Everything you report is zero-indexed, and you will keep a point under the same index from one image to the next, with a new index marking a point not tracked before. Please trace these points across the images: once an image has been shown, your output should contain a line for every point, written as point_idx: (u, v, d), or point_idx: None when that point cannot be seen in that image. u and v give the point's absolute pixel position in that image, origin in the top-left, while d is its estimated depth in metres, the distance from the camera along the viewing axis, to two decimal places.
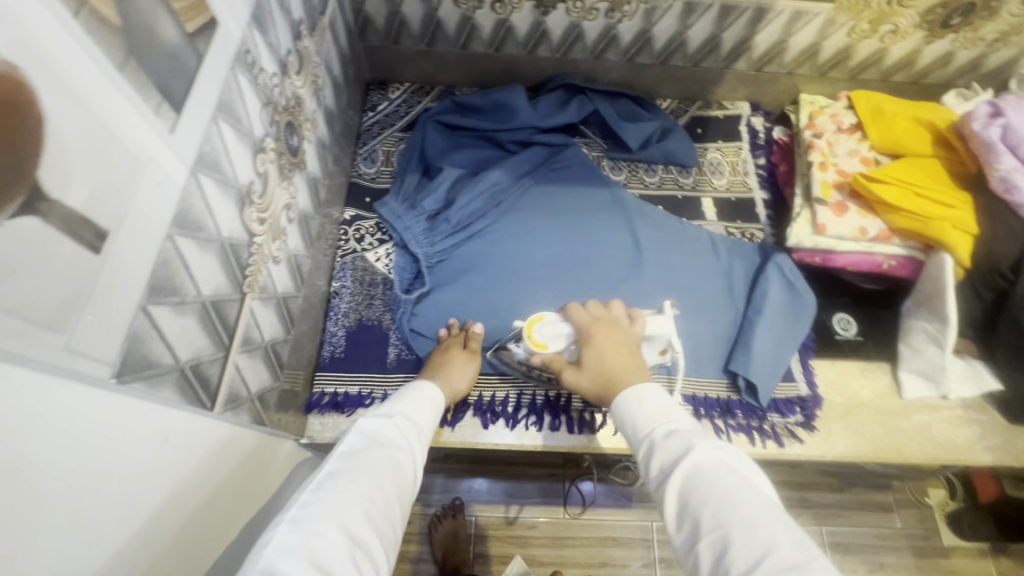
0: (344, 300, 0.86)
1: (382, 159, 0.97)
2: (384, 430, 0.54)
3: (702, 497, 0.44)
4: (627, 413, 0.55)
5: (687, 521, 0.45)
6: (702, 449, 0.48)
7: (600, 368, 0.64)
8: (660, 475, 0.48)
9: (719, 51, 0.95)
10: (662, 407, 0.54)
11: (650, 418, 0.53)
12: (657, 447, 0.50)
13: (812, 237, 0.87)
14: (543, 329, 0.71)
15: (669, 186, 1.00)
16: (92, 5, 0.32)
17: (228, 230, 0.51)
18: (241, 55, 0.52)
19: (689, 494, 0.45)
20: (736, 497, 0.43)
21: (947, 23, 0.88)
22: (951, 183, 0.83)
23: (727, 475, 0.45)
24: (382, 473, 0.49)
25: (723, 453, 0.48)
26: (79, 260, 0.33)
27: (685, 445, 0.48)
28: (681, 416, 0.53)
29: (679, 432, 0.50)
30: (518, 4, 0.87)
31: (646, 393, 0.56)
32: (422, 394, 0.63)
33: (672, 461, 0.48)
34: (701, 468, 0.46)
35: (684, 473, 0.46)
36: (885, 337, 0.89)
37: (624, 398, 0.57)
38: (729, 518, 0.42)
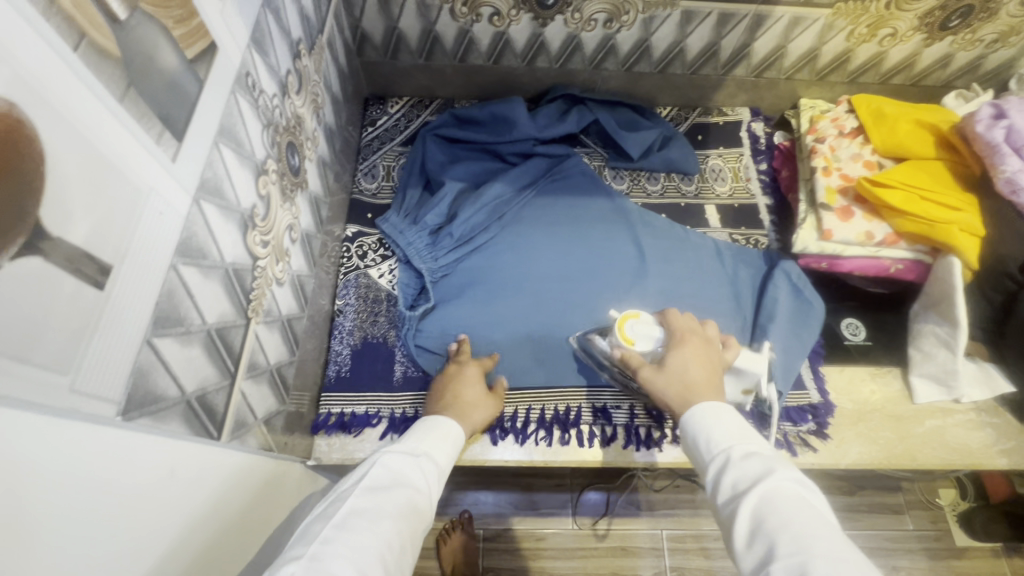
0: (349, 318, 0.85)
1: (383, 174, 0.97)
2: (406, 468, 0.54)
3: (781, 520, 0.42)
4: (698, 429, 0.53)
5: (758, 545, 0.42)
6: (782, 475, 0.45)
7: (676, 374, 0.59)
8: (733, 489, 0.47)
9: (718, 58, 0.95)
10: (737, 427, 0.52)
11: (727, 435, 0.51)
12: (732, 464, 0.48)
13: (818, 243, 0.86)
14: (636, 329, 0.66)
15: (672, 194, 1.00)
16: (92, 37, 0.32)
17: (232, 255, 0.51)
18: (241, 78, 0.51)
19: (766, 517, 0.43)
20: (819, 530, 0.41)
21: (945, 25, 0.87)
22: (955, 185, 0.82)
23: (809, 508, 0.43)
24: (401, 515, 0.49)
25: (802, 487, 0.45)
26: (83, 297, 0.32)
27: (765, 467, 0.47)
28: (756, 441, 0.50)
29: (759, 456, 0.48)
30: (516, 17, 0.86)
31: (720, 411, 0.53)
32: (436, 431, 0.62)
33: (750, 481, 0.46)
34: (779, 493, 0.44)
35: (760, 493, 0.44)
36: (894, 342, 0.89)
37: (698, 411, 0.54)
38: (813, 547, 0.39)
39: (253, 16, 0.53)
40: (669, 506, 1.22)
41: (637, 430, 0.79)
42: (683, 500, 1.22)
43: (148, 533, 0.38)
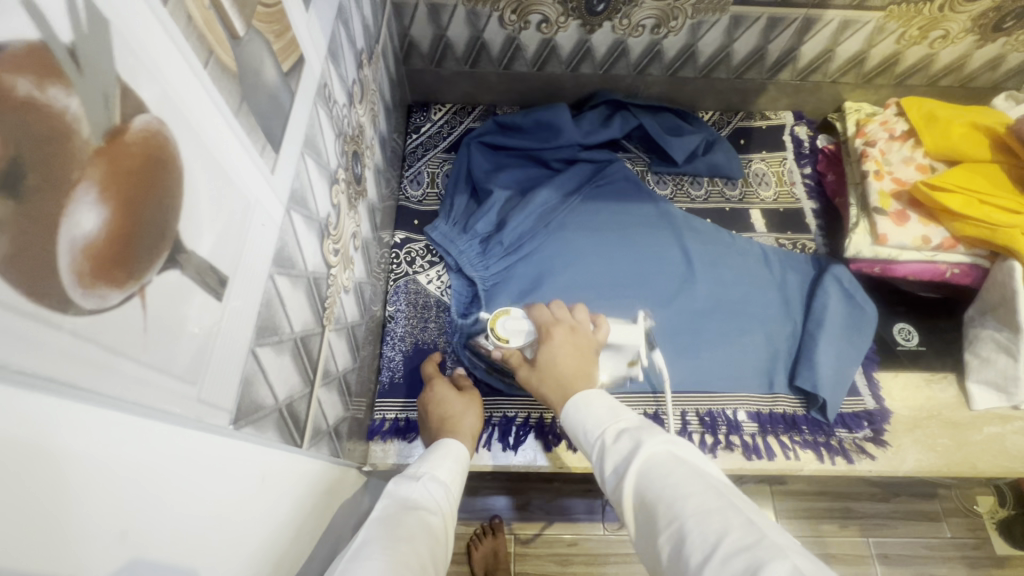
0: (400, 324, 0.86)
1: (428, 181, 0.98)
2: (414, 493, 0.55)
3: (655, 493, 0.44)
4: (577, 422, 0.55)
5: (647, 522, 0.44)
6: (651, 444, 0.47)
7: (546, 366, 0.63)
8: (615, 475, 0.48)
9: (765, 61, 0.94)
10: (609, 407, 0.54)
11: (600, 421, 0.53)
12: (607, 451, 0.49)
13: (872, 247, 0.85)
14: (508, 324, 0.72)
15: (716, 199, 1.00)
16: (217, 54, 0.32)
17: (312, 265, 0.51)
18: (321, 89, 0.52)
19: (645, 491, 0.44)
20: (685, 488, 0.42)
21: (999, 27, 0.87)
22: (1013, 188, 0.81)
23: (678, 468, 0.44)
24: (416, 537, 0.48)
25: (672, 445, 0.47)
26: (209, 309, 0.33)
27: (632, 443, 0.48)
28: (627, 415, 0.52)
29: (628, 431, 0.50)
30: (564, 24, 0.87)
31: (596, 397, 0.56)
32: (443, 452, 0.63)
33: (624, 460, 0.47)
34: (650, 463, 0.45)
35: (636, 471, 0.46)
36: (948, 346, 0.88)
37: (573, 404, 0.56)
38: (682, 509, 0.41)
39: (330, 28, 0.54)
40: None
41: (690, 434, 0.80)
42: None
43: (243, 542, 0.38)
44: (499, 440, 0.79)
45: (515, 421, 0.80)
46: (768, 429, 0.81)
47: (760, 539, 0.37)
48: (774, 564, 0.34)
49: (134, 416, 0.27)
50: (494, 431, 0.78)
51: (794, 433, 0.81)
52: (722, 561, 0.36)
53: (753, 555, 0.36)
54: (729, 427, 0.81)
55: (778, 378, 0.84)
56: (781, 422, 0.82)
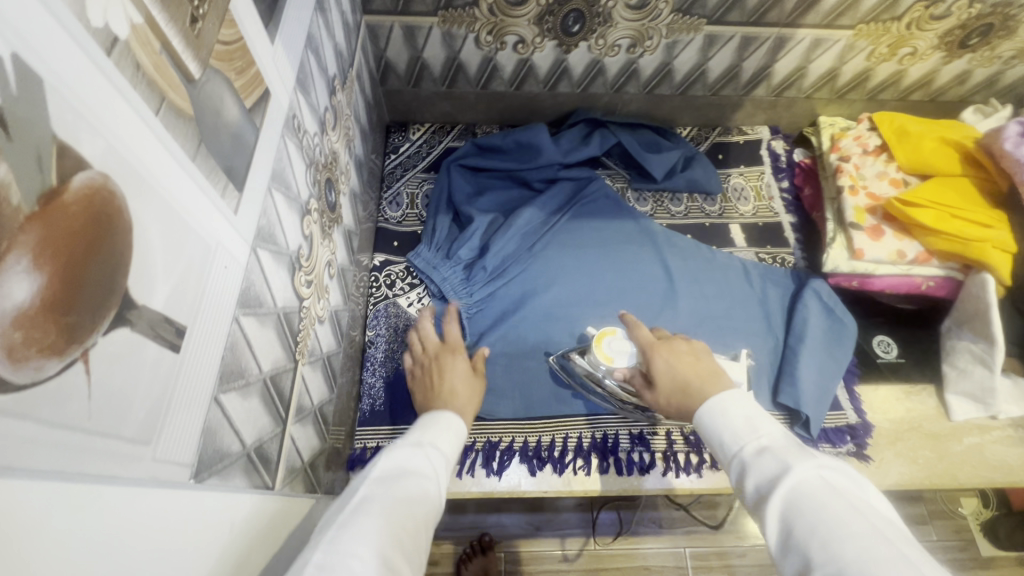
0: (380, 350, 0.84)
1: (407, 202, 0.97)
2: (415, 458, 0.53)
3: (810, 524, 0.39)
4: (714, 429, 0.51)
5: (793, 557, 0.39)
6: (802, 470, 0.42)
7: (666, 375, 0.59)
8: (758, 494, 0.43)
9: (740, 78, 0.95)
10: (748, 418, 0.49)
11: (738, 431, 0.48)
12: (750, 466, 0.45)
13: (849, 262, 0.86)
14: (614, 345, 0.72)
15: (696, 214, 1.00)
16: (170, 98, 0.31)
17: (283, 300, 0.50)
18: (289, 121, 0.51)
19: (794, 521, 0.40)
20: (849, 526, 0.37)
21: (964, 44, 0.88)
22: (983, 201, 0.82)
23: (836, 501, 0.39)
24: (414, 499, 0.47)
25: (827, 475, 0.42)
26: (163, 361, 0.31)
27: (780, 464, 0.43)
28: (771, 431, 0.48)
29: (772, 450, 0.45)
30: (541, 44, 0.87)
31: (730, 400, 0.51)
32: (441, 423, 0.62)
33: (770, 483, 0.43)
34: (799, 492, 0.41)
35: (784, 496, 0.41)
36: (928, 358, 0.88)
37: (707, 410, 0.52)
38: (843, 548, 0.36)
39: (298, 59, 0.54)
40: (693, 522, 1.20)
41: (676, 455, 0.78)
42: (704, 515, 1.20)
43: None
44: (483, 466, 0.77)
45: (499, 445, 0.79)
46: None
47: None
48: None
49: (85, 482, 0.25)
50: (478, 455, 0.77)
51: None
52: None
53: None
54: None
55: (762, 395, 0.84)
56: None
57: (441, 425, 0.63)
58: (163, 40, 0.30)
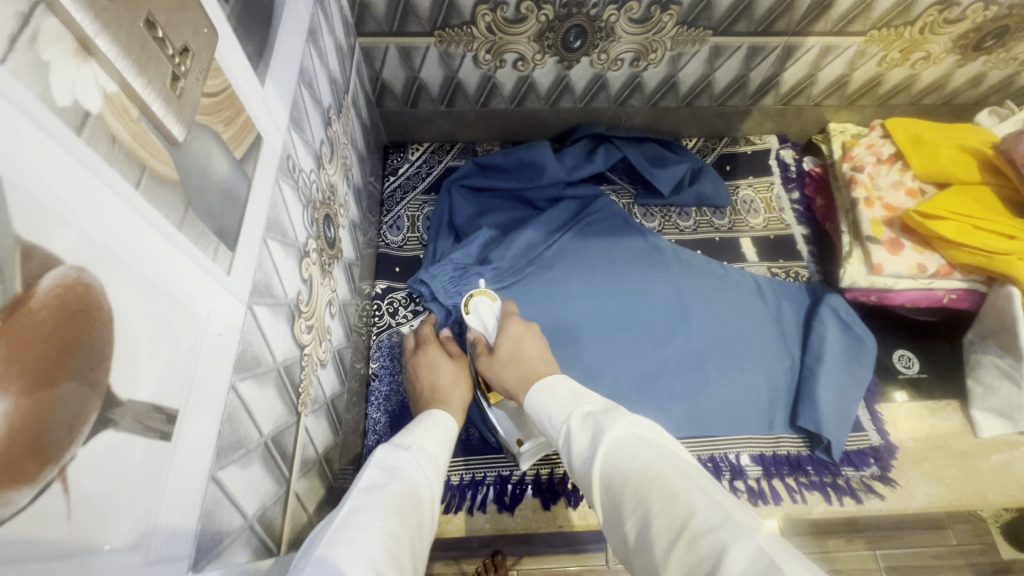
0: (384, 382, 0.82)
1: (408, 225, 0.94)
2: (402, 463, 0.50)
3: (624, 477, 0.42)
4: (543, 409, 0.54)
5: (614, 505, 0.42)
6: (613, 428, 0.45)
7: (512, 357, 0.65)
8: (581, 461, 0.47)
9: (747, 88, 0.92)
10: (569, 394, 0.54)
11: (563, 405, 0.52)
12: (573, 437, 0.48)
13: (867, 278, 0.83)
14: (479, 308, 0.75)
15: (705, 229, 0.97)
16: (152, 166, 0.29)
17: (282, 353, 0.47)
18: (283, 162, 0.49)
19: (610, 476, 0.43)
20: (653, 469, 0.41)
21: (979, 46, 0.86)
22: (1005, 210, 0.79)
23: (644, 449, 0.43)
24: (405, 508, 0.44)
25: (637, 426, 0.46)
26: (154, 454, 0.29)
27: (597, 427, 0.47)
28: (590, 400, 0.51)
29: (590, 415, 0.49)
30: (541, 60, 0.84)
31: (554, 384, 0.56)
32: (433, 424, 0.60)
33: (589, 447, 0.46)
34: (615, 449, 0.44)
35: (601, 456, 0.45)
36: (950, 372, 0.86)
37: (536, 392, 0.56)
38: (647, 492, 0.39)
39: (291, 96, 0.51)
40: None
41: None
42: None
43: None
44: (494, 501, 0.75)
45: (510, 479, 0.76)
46: (772, 471, 0.78)
47: (725, 519, 0.35)
48: (738, 547, 0.33)
49: None
50: (489, 491, 0.74)
51: (799, 475, 0.78)
52: (688, 545, 0.35)
53: (718, 537, 0.34)
54: (733, 472, 0.78)
55: (779, 418, 0.81)
56: (785, 463, 0.79)
57: (430, 424, 0.61)
58: (142, 105, 0.28)
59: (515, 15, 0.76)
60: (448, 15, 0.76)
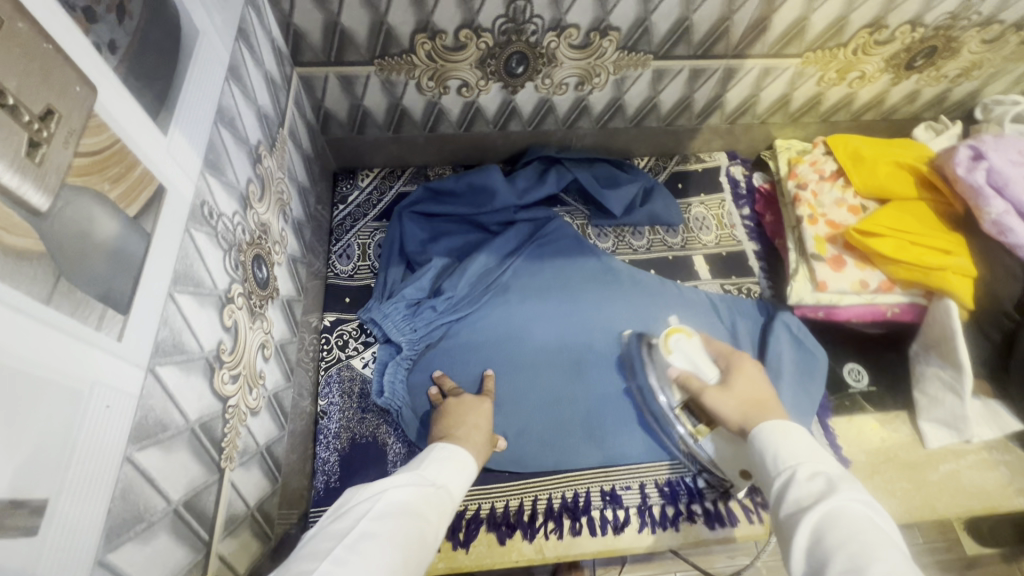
0: (333, 420, 0.79)
1: (358, 254, 0.92)
2: (418, 494, 0.55)
3: (840, 538, 0.42)
4: (769, 447, 0.56)
5: (815, 559, 0.43)
6: (847, 494, 0.46)
7: (742, 392, 0.66)
8: (796, 507, 0.48)
9: (693, 109, 0.93)
10: (804, 448, 0.54)
11: (794, 456, 0.53)
12: (798, 483, 0.50)
13: (813, 294, 0.83)
14: (684, 349, 0.74)
15: (658, 248, 0.98)
16: (4, 244, 0.27)
17: (198, 411, 0.45)
18: (196, 210, 0.47)
19: (826, 533, 0.44)
20: (878, 550, 0.40)
21: (911, 65, 0.88)
22: (942, 225, 0.82)
23: (873, 529, 0.43)
24: (412, 542, 0.49)
25: (869, 509, 0.45)
26: (12, 554, 0.27)
27: (830, 487, 0.48)
28: (829, 464, 0.52)
29: (824, 474, 0.50)
30: (485, 86, 0.83)
31: (788, 428, 0.56)
32: (456, 457, 0.63)
33: (813, 497, 0.48)
34: (840, 513, 0.45)
35: (821, 512, 0.46)
36: (897, 384, 0.88)
37: (767, 429, 0.57)
38: (872, 563, 0.39)
39: (205, 139, 0.49)
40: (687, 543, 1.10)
41: (651, 509, 0.75)
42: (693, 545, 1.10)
43: None
44: (448, 538, 0.73)
45: (465, 513, 0.74)
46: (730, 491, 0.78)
47: None
48: None
49: None
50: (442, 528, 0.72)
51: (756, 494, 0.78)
52: None
53: None
54: (690, 496, 0.76)
55: None
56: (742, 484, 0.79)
57: (456, 458, 0.64)
58: None
59: (454, 43, 0.76)
60: (386, 44, 0.74)
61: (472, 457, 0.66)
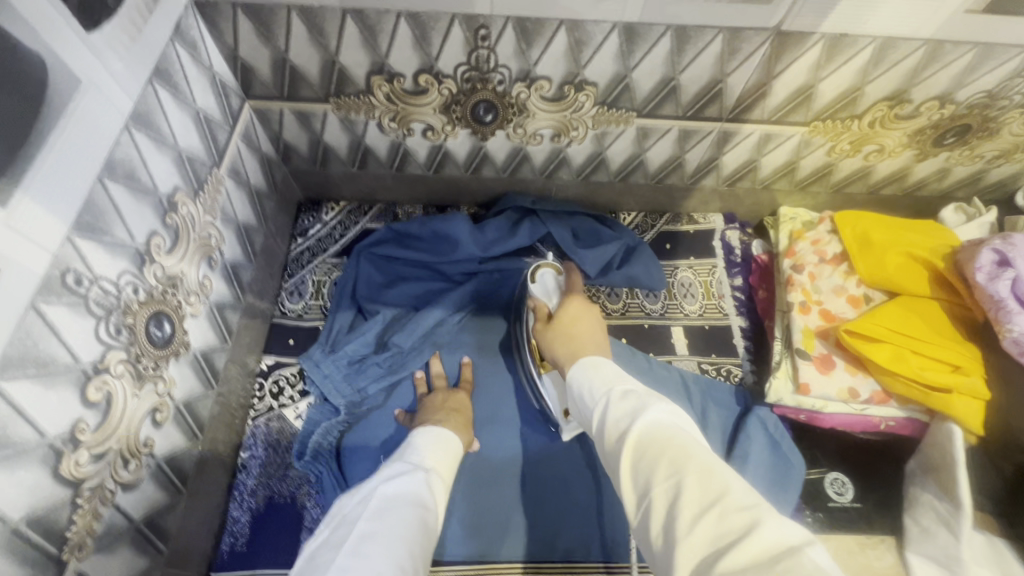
0: (253, 474, 0.74)
1: (311, 292, 0.87)
2: (409, 489, 0.55)
3: (657, 450, 0.40)
4: (585, 384, 0.52)
5: (637, 476, 0.40)
6: (656, 407, 0.44)
7: (568, 327, 0.63)
8: (615, 432, 0.44)
9: (683, 169, 0.85)
10: (615, 374, 0.51)
11: (605, 383, 0.50)
12: (612, 407, 0.47)
13: (794, 396, 0.75)
14: (545, 281, 0.74)
15: (634, 313, 0.89)
16: None
17: (25, 507, 0.41)
18: (54, 282, 0.42)
19: (641, 450, 0.41)
20: (686, 451, 0.39)
21: (939, 142, 0.77)
22: (955, 332, 0.70)
23: (681, 433, 0.41)
24: (415, 534, 0.49)
25: (676, 416, 0.44)
26: None
27: (640, 403, 0.45)
28: (635, 382, 0.50)
29: (633, 392, 0.47)
30: (452, 131, 0.77)
31: (601, 364, 0.54)
32: (439, 445, 0.63)
33: (626, 419, 0.44)
34: (652, 425, 0.42)
35: (637, 430, 0.42)
36: (887, 503, 0.77)
37: (583, 368, 0.54)
38: (685, 465, 0.38)
39: (80, 202, 0.44)
40: None
41: None
42: None
43: None
44: None
45: None
46: None
47: (758, 503, 0.34)
48: (771, 523, 0.32)
49: None
50: None
51: None
52: (719, 517, 0.33)
53: (751, 515, 0.33)
54: None
55: None
56: None
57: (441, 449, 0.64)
58: None
59: (414, 87, 0.70)
60: (341, 83, 0.69)
61: (454, 442, 0.66)
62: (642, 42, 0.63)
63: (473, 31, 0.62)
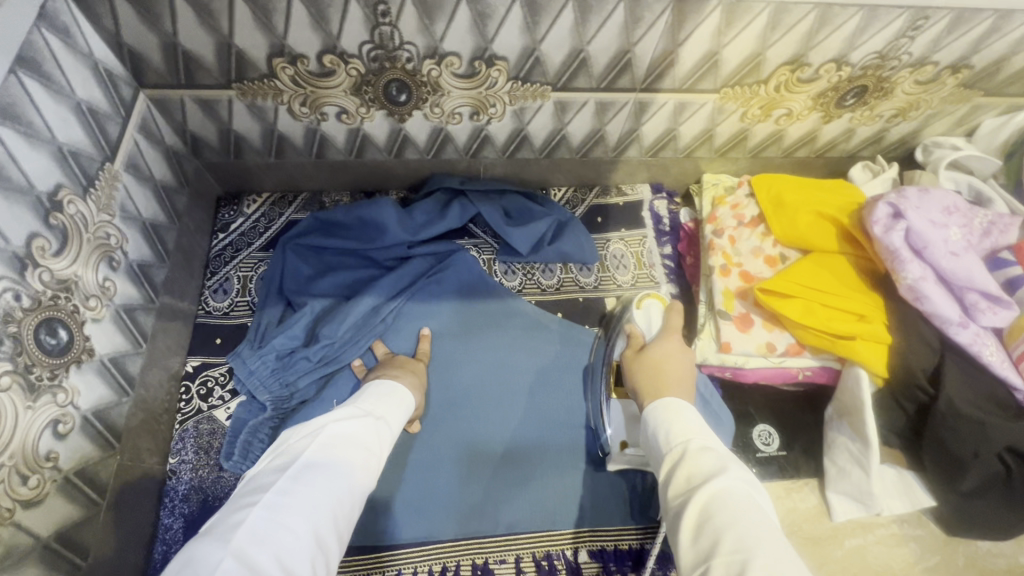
0: (184, 479, 0.71)
1: (236, 289, 0.83)
2: (359, 428, 0.58)
3: (728, 519, 0.43)
4: (662, 424, 0.56)
5: (702, 541, 0.43)
6: (734, 475, 0.46)
7: (657, 362, 0.66)
8: (687, 484, 0.48)
9: (607, 142, 0.86)
10: (696, 425, 0.54)
11: (684, 432, 0.53)
12: (688, 459, 0.50)
13: (718, 355, 0.79)
14: (650, 312, 0.76)
15: (569, 288, 0.90)
16: None
17: None
18: None
19: (712, 513, 0.44)
20: (760, 532, 0.41)
21: (841, 104, 0.81)
22: (860, 283, 0.75)
23: (757, 510, 0.44)
24: (355, 472, 0.54)
25: (754, 490, 0.46)
26: None
27: (719, 466, 0.48)
28: (713, 439, 0.53)
29: (713, 451, 0.50)
30: (367, 114, 0.75)
31: (683, 408, 0.57)
32: (395, 397, 0.66)
33: (703, 476, 0.48)
34: (728, 492, 0.45)
35: (710, 491, 0.46)
36: (810, 449, 0.81)
37: (662, 408, 0.57)
38: (755, 545, 0.40)
39: None
40: None
41: None
42: None
43: None
44: None
45: None
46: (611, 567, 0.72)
47: None
48: None
49: None
50: None
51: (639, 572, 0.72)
52: None
53: None
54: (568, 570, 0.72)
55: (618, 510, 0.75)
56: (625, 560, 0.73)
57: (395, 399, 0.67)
58: None
59: (320, 68, 0.67)
60: (241, 67, 0.66)
61: (404, 395, 0.68)
62: (546, 14, 0.62)
63: (371, 7, 0.60)
